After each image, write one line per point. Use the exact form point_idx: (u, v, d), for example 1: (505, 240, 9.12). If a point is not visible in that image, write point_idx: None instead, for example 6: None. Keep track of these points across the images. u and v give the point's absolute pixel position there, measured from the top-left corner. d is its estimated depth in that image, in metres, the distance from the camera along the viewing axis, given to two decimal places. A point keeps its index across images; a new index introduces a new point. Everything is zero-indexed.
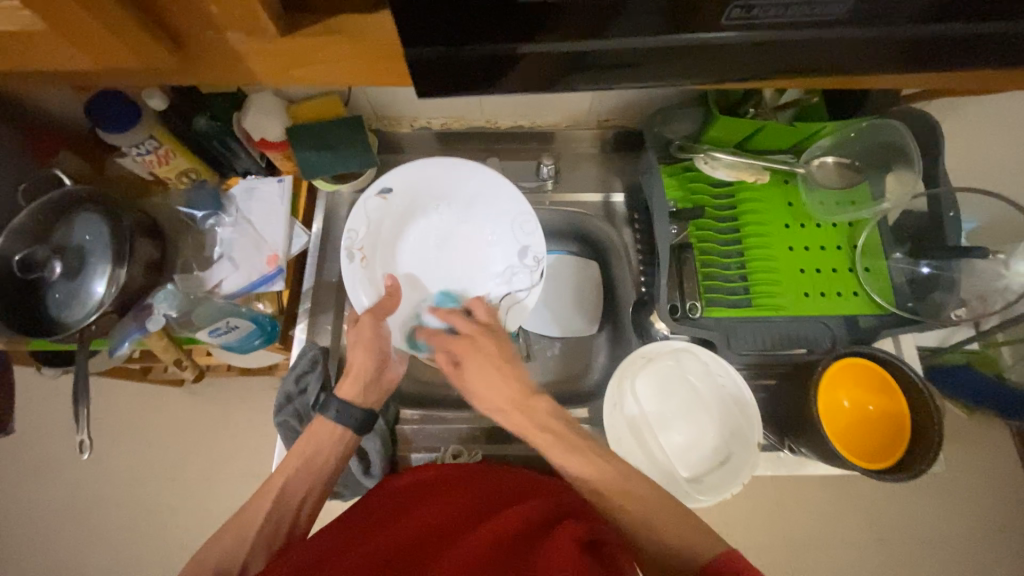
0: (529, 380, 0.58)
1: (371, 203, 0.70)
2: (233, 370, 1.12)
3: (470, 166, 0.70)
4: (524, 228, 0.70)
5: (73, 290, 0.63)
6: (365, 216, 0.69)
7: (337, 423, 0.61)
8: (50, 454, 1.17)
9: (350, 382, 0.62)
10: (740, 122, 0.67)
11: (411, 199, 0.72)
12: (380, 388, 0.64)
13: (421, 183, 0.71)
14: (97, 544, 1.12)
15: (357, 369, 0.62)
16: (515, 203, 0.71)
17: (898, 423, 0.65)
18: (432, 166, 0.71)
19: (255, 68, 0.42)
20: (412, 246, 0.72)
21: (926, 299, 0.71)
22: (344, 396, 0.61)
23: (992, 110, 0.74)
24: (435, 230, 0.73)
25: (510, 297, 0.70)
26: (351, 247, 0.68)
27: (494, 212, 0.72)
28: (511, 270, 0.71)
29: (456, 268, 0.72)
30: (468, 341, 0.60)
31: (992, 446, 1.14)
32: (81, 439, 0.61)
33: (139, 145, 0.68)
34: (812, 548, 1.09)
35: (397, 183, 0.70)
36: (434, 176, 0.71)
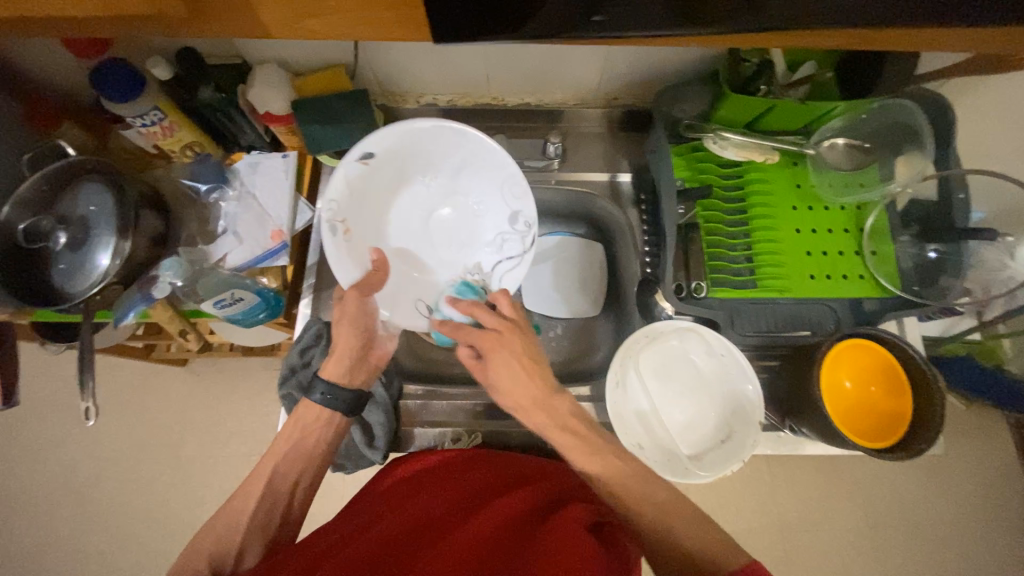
0: (551, 377, 0.56)
1: (353, 169, 0.65)
2: (236, 349, 1.12)
3: (455, 126, 0.66)
4: (515, 193, 0.69)
5: (77, 261, 0.62)
6: (346, 185, 0.65)
7: (325, 406, 0.60)
8: (54, 429, 1.18)
9: (334, 362, 0.61)
10: (752, 100, 0.66)
11: (393, 163, 0.68)
12: (367, 367, 0.64)
13: (404, 147, 0.67)
14: (102, 518, 1.13)
15: (341, 347, 0.62)
16: (505, 168, 0.68)
17: (899, 403, 0.65)
18: (418, 126, 0.65)
19: (266, 17, 0.42)
20: (397, 216, 0.71)
21: (932, 284, 0.71)
22: (329, 376, 0.61)
23: (1005, 93, 0.74)
24: (420, 199, 0.72)
25: (504, 266, 0.71)
26: (332, 220, 0.64)
27: (481, 180, 0.71)
28: (502, 237, 0.71)
29: (443, 238, 0.72)
30: (495, 335, 0.57)
31: (990, 436, 1.15)
32: (88, 406, 0.62)
33: (143, 115, 0.68)
34: (807, 532, 1.10)
35: (379, 147, 0.65)
36: (419, 140, 0.67)
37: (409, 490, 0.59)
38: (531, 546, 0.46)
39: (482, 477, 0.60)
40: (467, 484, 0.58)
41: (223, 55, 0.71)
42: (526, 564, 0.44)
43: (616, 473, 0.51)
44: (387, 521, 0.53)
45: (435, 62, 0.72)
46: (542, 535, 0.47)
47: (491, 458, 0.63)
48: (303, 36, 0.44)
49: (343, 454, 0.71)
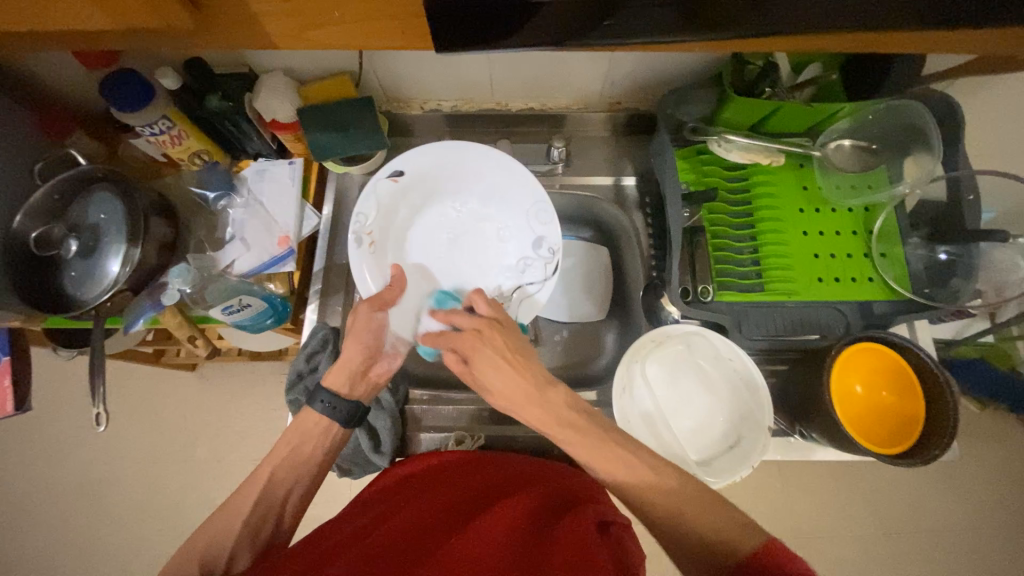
0: (540, 371, 0.56)
1: (383, 186, 0.69)
2: (244, 355, 1.13)
3: (484, 150, 0.70)
4: (540, 218, 0.70)
5: (89, 268, 0.63)
6: (376, 200, 0.69)
7: (324, 414, 0.59)
8: (66, 434, 1.19)
9: (335, 372, 0.61)
10: (758, 102, 0.65)
11: (422, 184, 0.71)
12: (367, 382, 0.63)
13: (434, 168, 0.71)
14: (112, 522, 1.14)
15: (346, 359, 0.61)
16: (532, 192, 0.70)
17: (912, 407, 0.64)
18: (453, 150, 0.70)
19: (270, 28, 0.42)
20: (422, 236, 0.72)
21: (943, 285, 0.69)
22: (328, 386, 0.60)
23: (1015, 92, 0.73)
24: (447, 220, 0.73)
25: (524, 292, 0.70)
26: (359, 232, 0.68)
27: (510, 205, 0.72)
28: (524, 262, 0.71)
29: (467, 261, 0.72)
30: (474, 335, 0.57)
31: (1006, 440, 1.12)
32: (98, 411, 0.62)
33: (153, 124, 0.69)
34: (819, 538, 1.09)
35: (410, 167, 0.69)
36: (450, 162, 0.71)
37: (416, 488, 0.60)
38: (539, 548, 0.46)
39: (487, 480, 0.59)
40: (472, 484, 0.58)
41: (229, 64, 0.72)
42: (529, 566, 0.43)
43: (624, 481, 0.50)
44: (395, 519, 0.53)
45: (438, 68, 0.72)
46: (548, 539, 0.47)
47: (497, 460, 0.64)
48: (307, 46, 0.44)
49: (349, 459, 0.70)
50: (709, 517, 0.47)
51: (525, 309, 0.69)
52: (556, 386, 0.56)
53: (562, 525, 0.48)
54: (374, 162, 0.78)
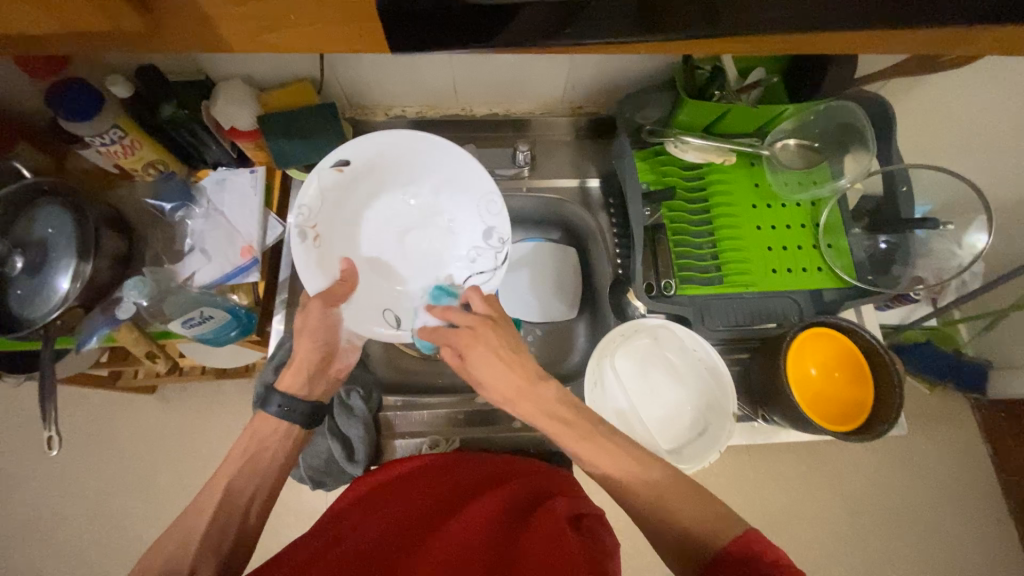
0: (533, 365, 0.57)
1: (327, 176, 0.67)
2: (209, 372, 1.09)
3: (431, 138, 0.68)
4: (491, 208, 0.70)
5: (35, 287, 0.60)
6: (319, 191, 0.67)
7: (280, 418, 0.59)
8: (13, 468, 1.11)
9: (292, 373, 0.61)
10: (708, 105, 0.68)
11: (370, 174, 0.70)
12: (326, 380, 0.64)
13: (381, 158, 0.69)
14: (68, 559, 1.07)
15: (300, 360, 0.61)
16: (483, 182, 0.69)
17: (862, 386, 0.68)
18: (401, 139, 0.68)
19: (224, 31, 0.42)
20: (374, 228, 0.71)
21: (885, 272, 0.75)
22: (284, 388, 0.60)
23: (934, 93, 0.80)
24: (396, 211, 0.72)
25: (475, 280, 0.70)
26: (303, 226, 0.66)
27: (460, 194, 0.71)
28: (474, 252, 0.71)
29: (421, 253, 0.71)
30: (470, 332, 0.58)
31: (950, 416, 1.21)
32: (50, 435, 0.59)
33: (103, 134, 0.66)
34: (790, 522, 1.13)
35: (355, 157, 0.67)
36: (398, 151, 0.69)
37: (391, 495, 0.59)
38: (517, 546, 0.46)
39: (463, 481, 0.59)
40: (449, 485, 0.58)
41: (184, 72, 0.71)
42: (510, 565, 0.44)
43: (598, 472, 0.51)
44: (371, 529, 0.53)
45: (401, 75, 0.73)
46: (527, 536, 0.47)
47: (471, 459, 0.64)
48: (262, 50, 0.44)
49: (322, 469, 0.69)
50: (680, 501, 0.48)
51: None
52: (545, 380, 0.57)
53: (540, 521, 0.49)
54: None
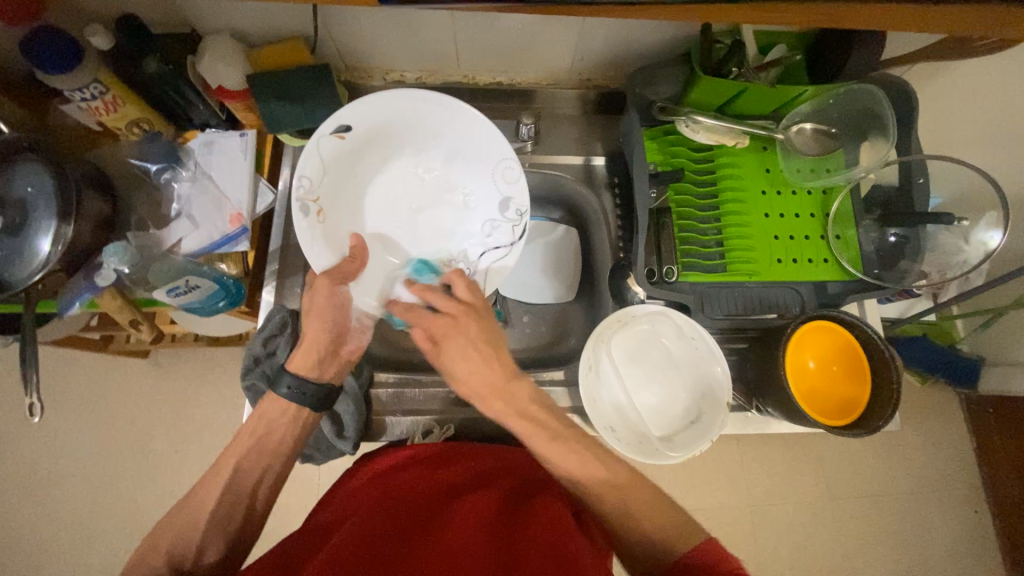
0: (512, 364, 0.57)
1: (328, 143, 0.62)
2: (201, 340, 1.08)
3: (434, 97, 0.63)
4: (509, 176, 0.65)
5: (15, 247, 0.58)
6: (319, 161, 0.62)
7: (291, 400, 0.58)
8: (6, 427, 1.12)
9: (302, 355, 0.59)
10: (723, 83, 0.65)
11: (371, 140, 0.65)
12: (338, 362, 0.61)
13: (386, 123, 0.64)
14: (63, 517, 1.09)
15: (310, 341, 0.59)
16: (499, 149, 0.65)
17: (860, 381, 0.67)
18: (406, 102, 0.63)
19: None
20: (383, 202, 0.68)
21: (892, 268, 0.73)
22: (294, 370, 0.59)
23: (960, 79, 0.76)
24: (403, 185, 0.69)
25: (491, 255, 0.67)
26: (304, 199, 0.61)
27: (470, 164, 0.68)
28: (490, 223, 0.68)
29: (433, 228, 0.69)
30: (449, 321, 0.57)
31: (940, 410, 1.22)
32: (31, 401, 0.58)
33: (83, 88, 0.63)
34: (775, 508, 1.15)
35: (358, 122, 0.62)
36: (402, 115, 0.64)
37: (380, 484, 0.59)
38: (517, 545, 0.46)
39: (453, 472, 0.59)
40: (439, 476, 0.58)
41: (170, 24, 0.66)
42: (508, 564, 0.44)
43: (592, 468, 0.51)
44: (363, 514, 0.52)
45: (400, 36, 0.69)
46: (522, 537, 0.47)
47: (461, 451, 0.63)
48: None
49: (312, 444, 0.69)
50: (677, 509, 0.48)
51: (492, 277, 0.66)
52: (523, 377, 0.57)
53: (536, 521, 0.49)
54: None
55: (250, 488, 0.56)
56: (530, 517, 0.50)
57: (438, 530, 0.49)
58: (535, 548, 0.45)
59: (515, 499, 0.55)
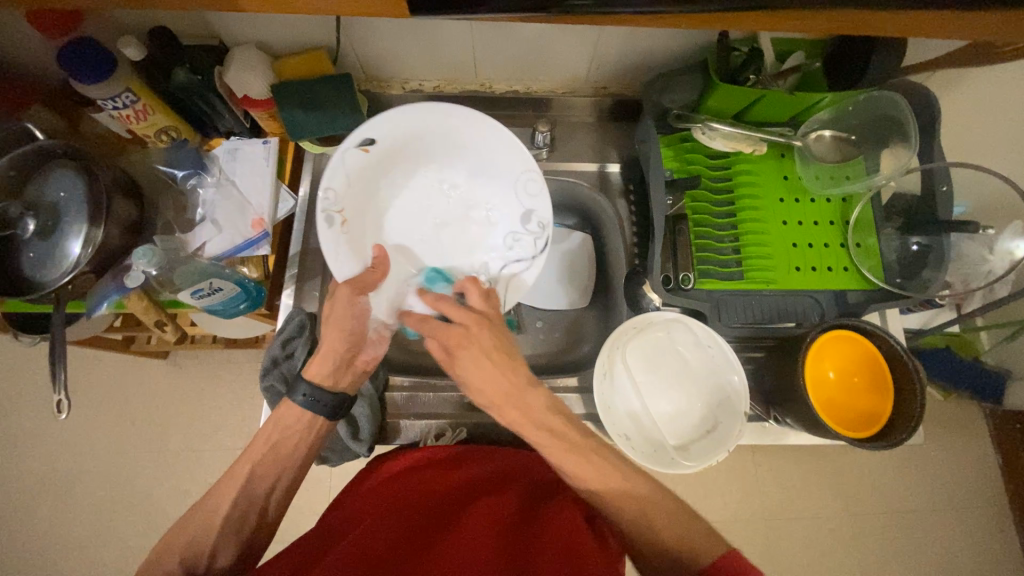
0: (526, 372, 0.55)
1: (353, 157, 0.63)
2: (219, 342, 1.10)
3: (453, 108, 0.64)
4: (532, 190, 0.66)
5: (47, 250, 0.60)
6: (344, 172, 0.63)
7: (304, 408, 0.58)
8: (30, 424, 1.15)
9: (317, 363, 0.59)
10: (740, 90, 0.65)
11: (395, 154, 0.66)
12: (353, 371, 0.61)
13: (408, 137, 0.65)
14: (81, 514, 1.11)
15: (327, 348, 0.59)
16: (518, 160, 0.66)
17: (882, 393, 0.66)
18: (427, 116, 0.64)
19: None
20: (405, 215, 0.69)
21: (914, 276, 0.71)
22: (311, 378, 0.59)
23: (984, 87, 0.75)
24: (426, 199, 0.70)
25: (513, 268, 0.68)
26: (328, 211, 0.63)
27: (491, 176, 0.69)
28: (513, 236, 0.69)
29: (454, 240, 0.70)
30: (463, 331, 0.56)
31: (964, 425, 1.18)
32: (59, 399, 0.60)
33: (115, 97, 0.65)
34: (791, 521, 1.12)
35: (381, 136, 0.63)
36: (425, 129, 0.65)
37: (394, 486, 0.59)
38: (533, 547, 0.46)
39: (466, 475, 0.59)
40: (452, 480, 0.58)
41: (198, 35, 0.69)
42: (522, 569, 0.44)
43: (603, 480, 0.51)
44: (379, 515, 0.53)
45: (419, 46, 0.70)
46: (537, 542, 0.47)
47: (476, 454, 0.63)
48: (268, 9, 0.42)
49: (328, 446, 0.70)
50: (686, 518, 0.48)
51: (514, 290, 0.67)
52: (535, 389, 0.55)
53: (549, 525, 0.49)
54: None
55: (267, 489, 0.56)
56: (544, 519, 0.51)
57: (454, 531, 0.49)
58: (551, 548, 0.46)
59: (529, 502, 0.55)
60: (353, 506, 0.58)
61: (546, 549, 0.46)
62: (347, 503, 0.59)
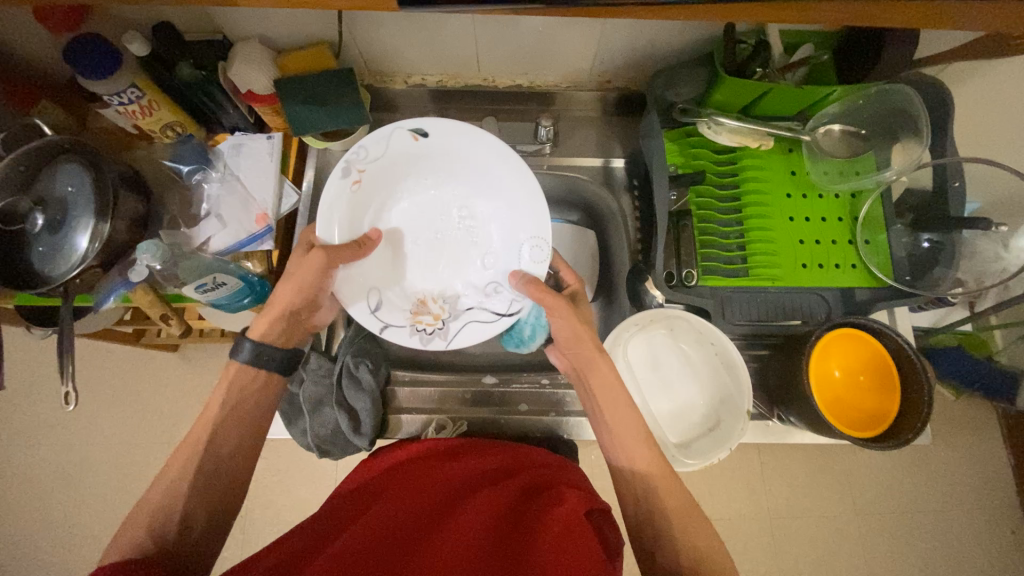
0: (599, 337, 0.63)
1: (400, 137, 0.65)
2: (227, 335, 1.11)
3: (513, 156, 0.65)
4: (530, 254, 0.66)
5: (56, 244, 0.61)
6: (386, 148, 0.65)
7: (255, 364, 0.59)
8: (45, 414, 1.17)
9: (267, 321, 0.61)
10: (747, 84, 0.63)
11: (436, 158, 0.68)
12: (299, 330, 0.65)
13: (456, 150, 0.67)
14: (94, 502, 1.13)
15: (280, 311, 0.61)
16: (533, 225, 0.66)
17: (889, 393, 0.64)
18: (485, 142, 0.65)
19: None
20: (409, 218, 0.69)
21: (925, 275, 0.70)
22: (258, 337, 0.60)
23: (1000, 81, 0.73)
24: (439, 211, 0.69)
25: (476, 312, 0.67)
26: (350, 165, 0.64)
27: (508, 222, 0.68)
28: (493, 286, 0.68)
29: (443, 259, 0.69)
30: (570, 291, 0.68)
31: (975, 426, 1.16)
32: (67, 390, 0.61)
33: (121, 93, 0.66)
34: (796, 520, 1.12)
35: (435, 134, 0.65)
36: (476, 152, 0.66)
37: (397, 477, 0.60)
38: (531, 541, 0.46)
39: (465, 467, 0.60)
40: (454, 472, 0.59)
41: (202, 30, 0.69)
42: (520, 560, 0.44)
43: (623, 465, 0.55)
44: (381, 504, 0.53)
45: (421, 40, 0.70)
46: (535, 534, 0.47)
47: (480, 448, 0.64)
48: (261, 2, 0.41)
49: (328, 440, 0.69)
50: None
51: (463, 334, 0.65)
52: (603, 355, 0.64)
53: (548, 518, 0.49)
54: (355, 137, 0.75)
55: None
56: (543, 513, 0.50)
57: (451, 525, 0.49)
58: (547, 542, 0.45)
59: (527, 495, 0.55)
60: (358, 497, 0.59)
61: (544, 542, 0.45)
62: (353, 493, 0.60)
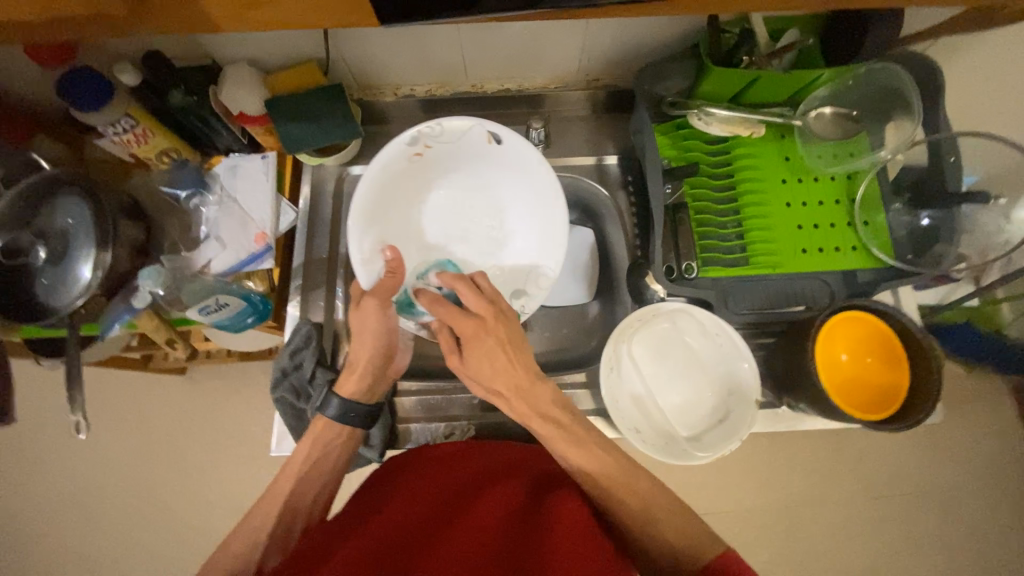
0: (533, 365, 0.57)
1: (478, 134, 0.66)
2: (233, 355, 1.12)
3: (555, 194, 0.67)
4: (538, 280, 0.69)
5: (59, 275, 0.62)
6: (459, 137, 0.67)
7: (340, 421, 0.62)
8: (58, 445, 1.18)
9: (355, 380, 0.63)
10: (733, 74, 0.64)
11: (499, 162, 0.69)
12: (385, 379, 0.66)
13: (519, 163, 0.68)
14: (111, 529, 1.14)
15: (363, 366, 0.62)
16: (546, 256, 0.69)
17: (897, 374, 0.64)
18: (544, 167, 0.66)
19: (207, 8, 0.40)
20: (444, 200, 0.72)
21: (926, 252, 0.69)
22: (347, 395, 0.62)
23: (990, 54, 0.73)
24: (479, 206, 0.72)
25: None
26: (420, 137, 0.65)
27: (533, 239, 0.70)
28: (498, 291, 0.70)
29: (461, 247, 0.72)
30: (476, 323, 0.56)
31: (989, 402, 1.15)
32: (77, 419, 0.62)
33: (115, 123, 0.67)
34: (813, 506, 1.11)
35: (507, 144, 0.66)
36: (532, 171, 0.67)
37: (401, 481, 0.59)
38: (546, 542, 0.46)
39: (471, 469, 0.59)
40: (461, 475, 0.58)
41: (190, 57, 0.70)
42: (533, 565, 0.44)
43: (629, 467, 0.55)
44: (394, 504, 0.53)
45: (409, 52, 0.71)
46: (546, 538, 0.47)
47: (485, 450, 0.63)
48: (246, 28, 0.42)
49: None
50: None
51: None
52: (539, 385, 0.57)
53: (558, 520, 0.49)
54: (349, 150, 0.76)
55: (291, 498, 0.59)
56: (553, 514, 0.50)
57: (459, 529, 0.49)
58: (559, 547, 0.45)
59: (539, 493, 0.55)
60: (364, 501, 0.58)
61: (560, 541, 0.45)
62: (357, 499, 0.59)
